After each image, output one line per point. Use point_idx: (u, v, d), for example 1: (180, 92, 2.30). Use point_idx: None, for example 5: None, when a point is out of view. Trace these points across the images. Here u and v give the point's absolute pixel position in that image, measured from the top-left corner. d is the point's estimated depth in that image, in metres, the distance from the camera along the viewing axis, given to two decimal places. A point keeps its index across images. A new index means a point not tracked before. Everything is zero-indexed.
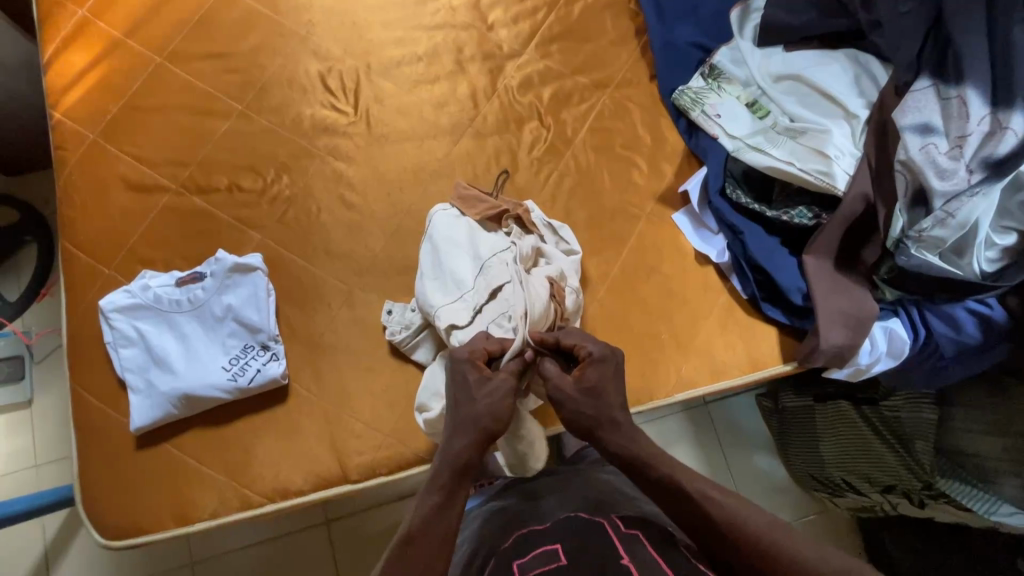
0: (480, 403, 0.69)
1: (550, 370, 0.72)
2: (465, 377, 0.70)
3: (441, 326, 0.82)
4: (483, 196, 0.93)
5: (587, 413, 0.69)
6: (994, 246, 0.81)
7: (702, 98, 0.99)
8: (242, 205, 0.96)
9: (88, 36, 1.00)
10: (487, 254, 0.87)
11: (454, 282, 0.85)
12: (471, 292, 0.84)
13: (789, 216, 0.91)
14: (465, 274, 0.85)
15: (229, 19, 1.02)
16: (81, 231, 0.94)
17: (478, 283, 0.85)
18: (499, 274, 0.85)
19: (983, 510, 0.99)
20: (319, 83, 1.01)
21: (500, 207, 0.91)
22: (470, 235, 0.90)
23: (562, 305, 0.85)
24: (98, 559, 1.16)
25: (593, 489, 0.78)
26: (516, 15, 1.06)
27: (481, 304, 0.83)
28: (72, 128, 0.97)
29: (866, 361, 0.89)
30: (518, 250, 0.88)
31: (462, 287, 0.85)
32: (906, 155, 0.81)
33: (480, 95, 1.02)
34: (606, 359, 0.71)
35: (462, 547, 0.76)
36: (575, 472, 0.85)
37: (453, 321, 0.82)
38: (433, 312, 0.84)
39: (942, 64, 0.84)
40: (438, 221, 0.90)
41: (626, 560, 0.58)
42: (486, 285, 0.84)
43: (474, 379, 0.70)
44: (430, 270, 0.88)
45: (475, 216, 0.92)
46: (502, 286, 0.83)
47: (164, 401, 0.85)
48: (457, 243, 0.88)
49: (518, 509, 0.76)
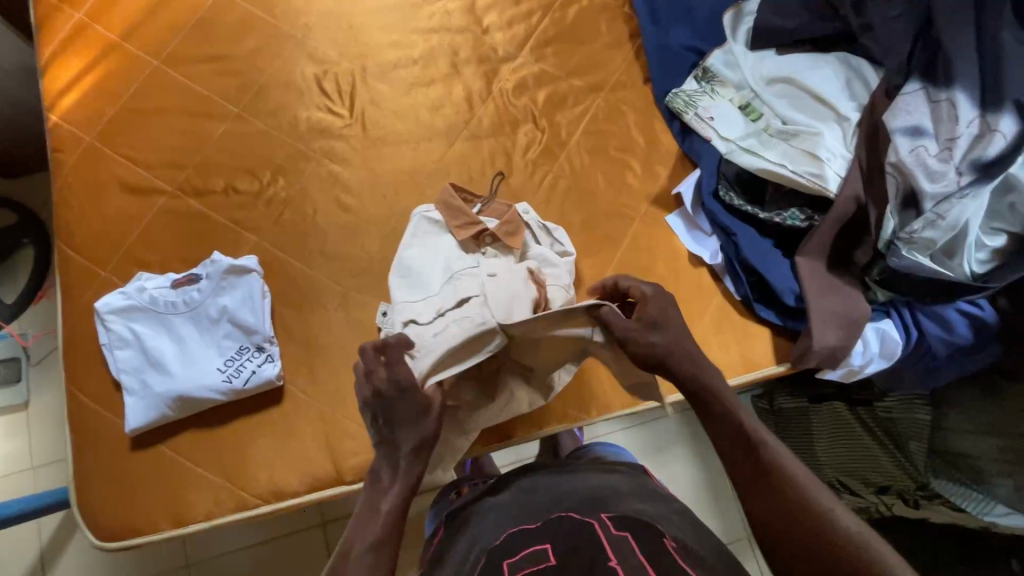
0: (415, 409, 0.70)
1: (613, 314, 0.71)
2: (399, 390, 0.69)
3: (400, 321, 0.84)
4: (466, 207, 0.92)
5: (656, 344, 0.70)
6: (984, 247, 0.81)
7: (696, 101, 1.00)
8: (238, 207, 0.96)
9: (84, 39, 1.01)
10: (459, 266, 0.87)
11: (423, 285, 0.87)
12: (436, 296, 0.84)
13: (781, 218, 0.92)
14: (434, 281, 0.86)
15: (226, 23, 1.03)
16: (77, 232, 0.94)
17: (445, 288, 0.84)
18: (468, 285, 0.83)
19: (977, 511, 1.00)
20: (315, 86, 1.02)
21: (479, 223, 0.90)
22: (448, 252, 0.90)
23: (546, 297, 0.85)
24: (94, 561, 1.16)
25: (591, 486, 0.78)
26: (512, 18, 1.07)
27: (444, 310, 0.81)
28: (68, 131, 0.97)
29: (858, 362, 0.89)
30: (493, 266, 0.87)
31: (429, 291, 0.85)
32: (896, 158, 0.83)
33: (475, 98, 1.03)
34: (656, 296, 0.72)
35: (459, 541, 0.75)
36: (571, 468, 0.85)
37: (413, 317, 0.83)
38: (395, 307, 0.86)
39: (932, 68, 0.85)
40: (419, 225, 0.93)
41: (614, 563, 0.58)
42: (453, 295, 0.82)
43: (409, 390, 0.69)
44: (402, 274, 0.90)
45: (455, 228, 0.91)
46: (468, 298, 0.81)
47: (159, 402, 0.85)
48: (435, 257, 0.90)
49: (518, 504, 0.76)
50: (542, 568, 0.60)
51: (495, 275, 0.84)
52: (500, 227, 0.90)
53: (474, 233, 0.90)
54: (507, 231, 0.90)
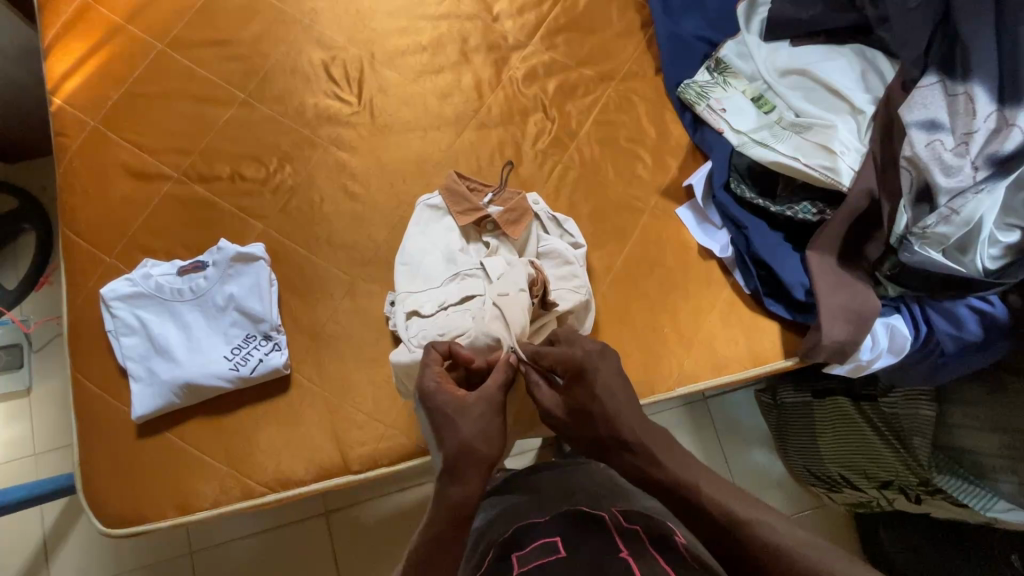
0: (466, 428, 0.63)
1: (539, 383, 0.70)
2: (442, 407, 0.64)
3: (403, 313, 0.85)
4: (470, 193, 0.92)
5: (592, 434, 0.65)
6: (997, 243, 0.80)
7: (708, 92, 0.98)
8: (244, 193, 0.95)
9: (87, 21, 0.99)
10: (462, 262, 0.88)
11: (425, 276, 0.88)
12: (438, 290, 0.86)
13: (793, 212, 0.91)
14: (437, 273, 0.88)
15: (232, 6, 1.01)
16: (81, 217, 0.93)
17: (448, 285, 0.86)
18: (473, 283, 0.85)
19: (980, 507, 0.98)
20: (323, 72, 1.00)
21: (482, 210, 0.91)
22: (448, 239, 0.91)
23: (544, 294, 0.84)
24: (97, 548, 1.16)
25: (590, 483, 0.78)
26: (522, 6, 1.05)
27: (447, 303, 0.84)
28: (72, 115, 0.96)
29: (867, 357, 0.89)
30: (496, 258, 0.87)
31: (431, 282, 0.87)
32: (912, 152, 0.81)
33: (484, 86, 1.01)
34: (595, 359, 0.67)
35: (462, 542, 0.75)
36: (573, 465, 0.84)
37: (416, 309, 0.84)
38: (399, 298, 0.87)
39: (950, 60, 0.83)
40: (421, 214, 0.93)
41: (625, 553, 0.58)
42: (458, 290, 0.85)
43: (453, 405, 0.64)
44: (404, 260, 0.90)
45: (457, 214, 0.92)
46: (472, 295, 0.84)
47: (165, 389, 0.85)
48: (435, 248, 0.90)
49: (531, 502, 0.75)
50: (552, 560, 0.59)
51: (499, 266, 0.85)
52: (501, 212, 0.91)
53: (482, 221, 0.92)
54: (507, 220, 0.90)
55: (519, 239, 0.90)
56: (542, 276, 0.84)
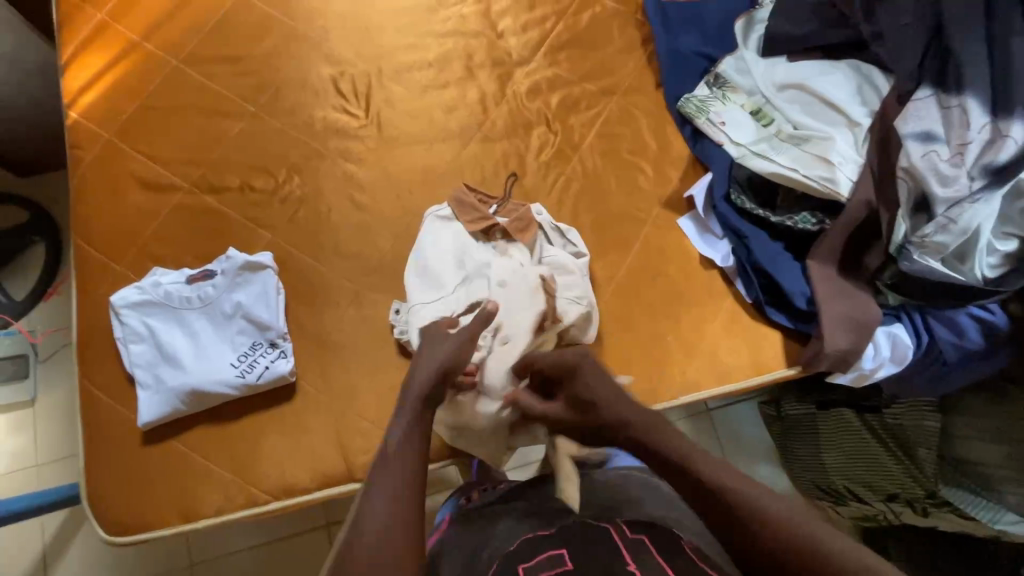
0: (434, 356, 0.75)
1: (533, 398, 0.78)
2: (429, 329, 0.80)
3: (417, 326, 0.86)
4: (478, 204, 0.95)
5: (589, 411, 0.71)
6: (995, 251, 0.81)
7: (708, 106, 1.01)
8: (254, 204, 0.97)
9: (105, 38, 1.02)
10: (472, 266, 0.91)
11: (436, 284, 0.89)
12: (451, 296, 0.88)
13: (792, 222, 0.92)
14: (449, 280, 0.89)
15: (244, 24, 1.04)
16: (93, 227, 0.95)
17: (459, 291, 0.88)
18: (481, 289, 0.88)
19: (988, 519, 1.01)
20: (331, 86, 1.03)
21: (491, 219, 0.93)
22: (456, 242, 0.93)
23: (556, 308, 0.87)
24: (97, 560, 1.15)
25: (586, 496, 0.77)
26: (526, 23, 1.08)
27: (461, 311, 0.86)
28: (87, 128, 0.99)
29: (869, 366, 0.89)
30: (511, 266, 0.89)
31: (444, 289, 0.88)
32: (908, 162, 0.84)
33: (489, 101, 1.04)
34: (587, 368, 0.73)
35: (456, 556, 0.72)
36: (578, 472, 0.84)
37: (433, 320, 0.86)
38: (411, 309, 0.88)
39: (943, 75, 0.85)
40: (430, 225, 0.94)
41: (633, 567, 0.57)
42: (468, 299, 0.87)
43: (435, 334, 0.79)
44: (417, 272, 0.91)
45: (467, 222, 0.93)
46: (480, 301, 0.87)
47: (172, 396, 0.86)
48: (445, 252, 0.92)
49: (535, 516, 0.74)
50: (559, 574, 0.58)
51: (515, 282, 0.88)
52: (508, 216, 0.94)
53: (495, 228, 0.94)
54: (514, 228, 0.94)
55: (528, 248, 0.92)
56: (550, 284, 0.88)
